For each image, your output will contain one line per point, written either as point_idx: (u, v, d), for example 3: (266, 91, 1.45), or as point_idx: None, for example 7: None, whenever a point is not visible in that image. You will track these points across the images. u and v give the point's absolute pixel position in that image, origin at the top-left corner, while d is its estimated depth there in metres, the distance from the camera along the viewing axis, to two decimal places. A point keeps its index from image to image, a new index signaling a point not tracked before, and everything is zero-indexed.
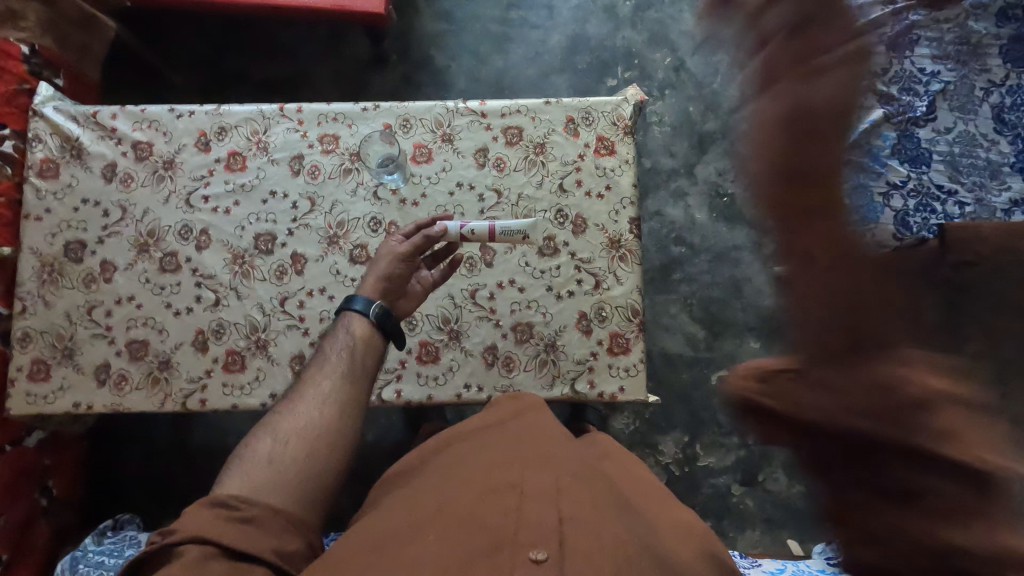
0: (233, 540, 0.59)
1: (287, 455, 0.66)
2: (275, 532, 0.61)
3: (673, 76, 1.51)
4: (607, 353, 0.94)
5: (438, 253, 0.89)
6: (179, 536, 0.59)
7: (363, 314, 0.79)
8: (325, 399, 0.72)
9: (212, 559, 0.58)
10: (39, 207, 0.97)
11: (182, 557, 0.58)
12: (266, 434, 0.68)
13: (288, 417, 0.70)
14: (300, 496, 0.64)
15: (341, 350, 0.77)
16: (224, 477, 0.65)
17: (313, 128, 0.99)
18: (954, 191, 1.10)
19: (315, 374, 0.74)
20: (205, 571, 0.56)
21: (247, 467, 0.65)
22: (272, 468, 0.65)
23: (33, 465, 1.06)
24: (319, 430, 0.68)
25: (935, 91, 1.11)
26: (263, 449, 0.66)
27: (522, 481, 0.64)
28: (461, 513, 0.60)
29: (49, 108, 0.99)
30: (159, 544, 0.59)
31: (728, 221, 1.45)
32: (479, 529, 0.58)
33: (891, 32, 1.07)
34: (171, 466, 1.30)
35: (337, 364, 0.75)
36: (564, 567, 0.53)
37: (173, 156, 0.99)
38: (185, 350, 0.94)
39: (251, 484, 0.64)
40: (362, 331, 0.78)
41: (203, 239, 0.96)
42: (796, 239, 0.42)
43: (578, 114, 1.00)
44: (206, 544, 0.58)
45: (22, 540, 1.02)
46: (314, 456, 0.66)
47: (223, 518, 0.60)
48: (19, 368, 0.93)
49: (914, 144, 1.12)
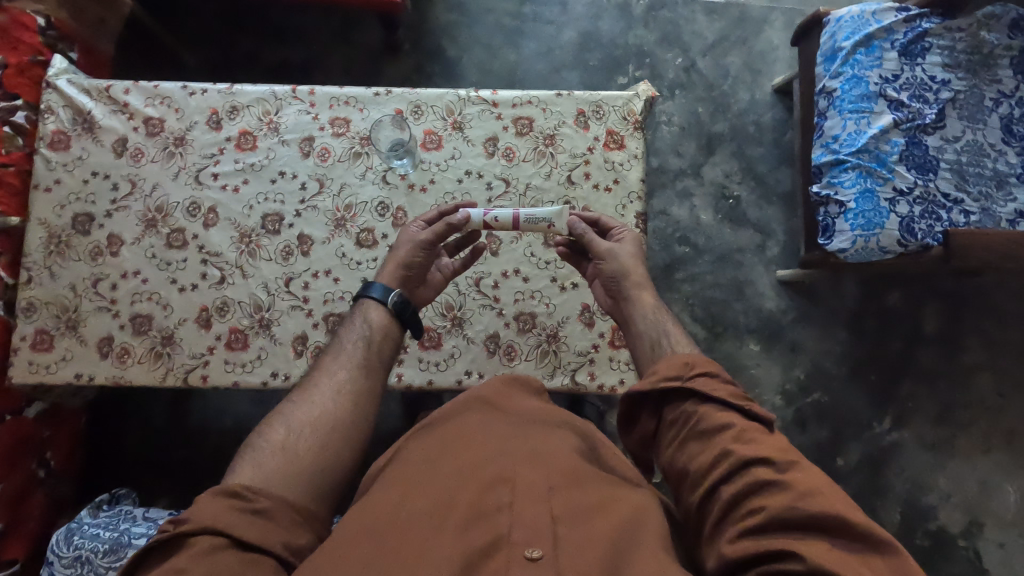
0: (245, 532, 0.55)
1: (301, 445, 0.64)
2: (287, 526, 0.58)
3: (683, 76, 1.51)
4: (609, 346, 0.95)
5: (459, 242, 0.92)
6: (190, 526, 0.54)
7: (381, 303, 0.81)
8: (341, 388, 0.71)
9: (222, 551, 0.53)
10: (49, 178, 0.98)
11: (193, 548, 0.53)
12: (280, 423, 0.66)
13: (303, 407, 0.68)
14: (313, 487, 0.62)
15: (357, 339, 0.78)
16: (235, 468, 0.62)
17: (325, 110, 0.99)
18: (959, 201, 1.04)
19: (331, 363, 0.74)
20: (214, 561, 0.52)
21: (259, 456, 0.63)
22: (286, 458, 0.63)
23: (31, 436, 1.06)
24: (333, 419, 0.67)
25: (944, 99, 1.07)
26: (276, 438, 0.64)
27: (513, 476, 0.62)
28: (458, 510, 0.58)
29: (63, 81, 1.00)
30: (170, 534, 0.54)
31: (733, 223, 1.45)
32: (475, 526, 0.56)
33: (902, 38, 1.08)
34: (168, 444, 1.31)
35: (353, 355, 0.75)
36: (558, 566, 0.52)
37: (184, 132, 0.99)
38: (189, 326, 0.94)
39: (261, 473, 0.61)
40: (380, 320, 0.80)
41: (211, 217, 0.97)
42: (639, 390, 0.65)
43: (589, 108, 1.00)
44: (217, 536, 0.54)
45: (19, 510, 1.03)
46: (329, 446, 0.65)
47: (236, 509, 0.56)
48: (23, 338, 0.94)
49: (921, 150, 1.05)
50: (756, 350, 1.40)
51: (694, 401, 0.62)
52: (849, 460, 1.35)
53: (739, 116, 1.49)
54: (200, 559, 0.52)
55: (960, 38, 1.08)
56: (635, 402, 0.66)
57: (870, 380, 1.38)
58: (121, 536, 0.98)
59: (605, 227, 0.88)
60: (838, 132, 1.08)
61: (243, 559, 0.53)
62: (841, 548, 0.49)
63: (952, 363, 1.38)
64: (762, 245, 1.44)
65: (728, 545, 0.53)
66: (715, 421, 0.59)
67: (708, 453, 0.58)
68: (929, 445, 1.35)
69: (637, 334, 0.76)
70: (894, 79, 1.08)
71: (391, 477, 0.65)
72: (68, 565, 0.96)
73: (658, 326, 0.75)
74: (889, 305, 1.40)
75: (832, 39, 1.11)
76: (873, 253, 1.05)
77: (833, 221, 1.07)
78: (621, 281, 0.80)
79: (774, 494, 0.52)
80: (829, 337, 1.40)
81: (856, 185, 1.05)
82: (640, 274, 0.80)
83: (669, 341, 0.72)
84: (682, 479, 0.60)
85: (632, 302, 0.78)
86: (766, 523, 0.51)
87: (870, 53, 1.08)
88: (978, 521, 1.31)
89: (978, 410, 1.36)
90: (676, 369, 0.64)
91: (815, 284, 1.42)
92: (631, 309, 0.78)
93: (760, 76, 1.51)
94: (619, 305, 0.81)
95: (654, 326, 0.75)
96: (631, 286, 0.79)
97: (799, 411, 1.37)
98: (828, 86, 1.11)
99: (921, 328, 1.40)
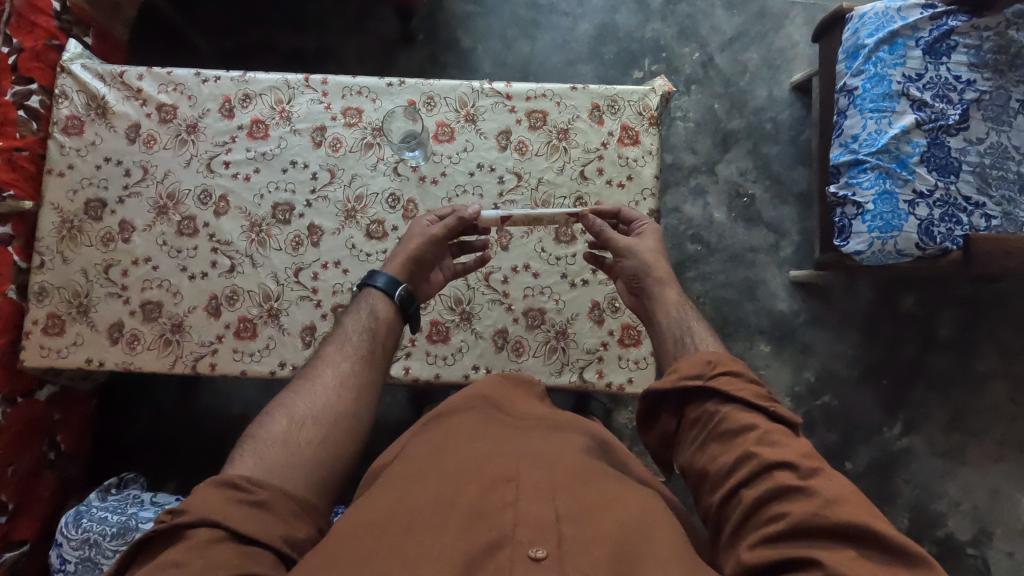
0: (245, 523, 0.54)
1: (303, 438, 0.64)
2: (286, 519, 0.57)
3: (700, 72, 1.49)
4: (618, 344, 0.94)
5: (466, 245, 0.92)
6: (190, 517, 0.54)
7: (386, 295, 0.80)
8: (343, 380, 0.71)
9: (220, 543, 0.53)
10: (62, 163, 0.98)
11: (191, 540, 0.53)
12: (281, 414, 0.66)
13: (306, 399, 0.67)
14: (313, 480, 0.62)
15: (361, 330, 0.77)
16: (236, 460, 0.61)
17: (337, 100, 0.99)
18: (981, 204, 1.02)
19: (335, 353, 0.74)
20: (213, 556, 0.52)
21: (259, 447, 0.62)
22: (287, 450, 0.62)
23: (42, 419, 1.07)
24: (337, 413, 0.67)
25: (968, 99, 1.04)
26: (277, 431, 0.64)
27: (516, 476, 0.61)
28: (459, 509, 0.57)
29: (78, 65, 1.00)
30: (166, 525, 0.54)
31: (747, 222, 1.43)
32: (477, 525, 0.56)
33: (928, 36, 1.05)
34: (175, 430, 1.32)
35: (357, 347, 0.75)
36: (564, 564, 0.51)
37: (197, 120, 0.99)
38: (198, 314, 0.94)
39: (262, 465, 0.60)
40: (385, 313, 0.80)
41: (222, 205, 0.97)
42: (658, 386, 0.65)
43: (604, 102, 0.99)
44: (216, 528, 0.54)
45: (27, 490, 1.04)
46: (331, 439, 0.65)
47: (236, 501, 0.56)
48: (34, 322, 0.94)
49: (943, 152, 1.03)
50: (767, 350, 1.39)
51: (715, 397, 0.61)
52: (858, 465, 1.33)
53: (757, 113, 1.47)
54: (197, 553, 0.52)
55: (988, 37, 1.05)
56: (653, 401, 0.66)
57: (882, 385, 1.36)
58: (130, 519, 0.99)
59: (627, 217, 0.87)
60: (858, 131, 1.06)
61: (241, 552, 0.53)
62: (867, 557, 0.48)
63: (967, 369, 1.36)
64: (775, 246, 1.42)
65: (747, 551, 0.52)
66: (737, 420, 0.59)
67: (730, 455, 0.57)
68: (940, 452, 1.33)
69: (659, 331, 0.74)
70: (917, 78, 1.05)
71: (392, 476, 0.64)
72: (76, 548, 0.97)
73: (681, 323, 0.73)
74: (904, 309, 1.38)
75: (856, 36, 1.09)
76: (890, 255, 1.03)
77: (850, 222, 1.06)
78: (643, 280, 0.79)
79: (798, 500, 0.52)
80: (842, 339, 1.39)
81: (875, 186, 1.03)
82: (663, 270, 0.79)
83: (692, 338, 0.71)
84: (702, 479, 0.59)
85: (656, 300, 0.77)
86: (790, 530, 0.50)
87: (893, 51, 1.06)
88: (987, 530, 1.29)
89: (991, 418, 1.34)
90: (698, 367, 0.63)
91: (830, 285, 1.40)
92: (654, 306, 0.77)
93: (778, 72, 1.48)
94: (640, 303, 0.80)
95: (675, 324, 0.74)
96: (649, 286, 0.78)
97: (808, 413, 1.36)
98: (849, 84, 1.09)
99: (936, 334, 1.37)
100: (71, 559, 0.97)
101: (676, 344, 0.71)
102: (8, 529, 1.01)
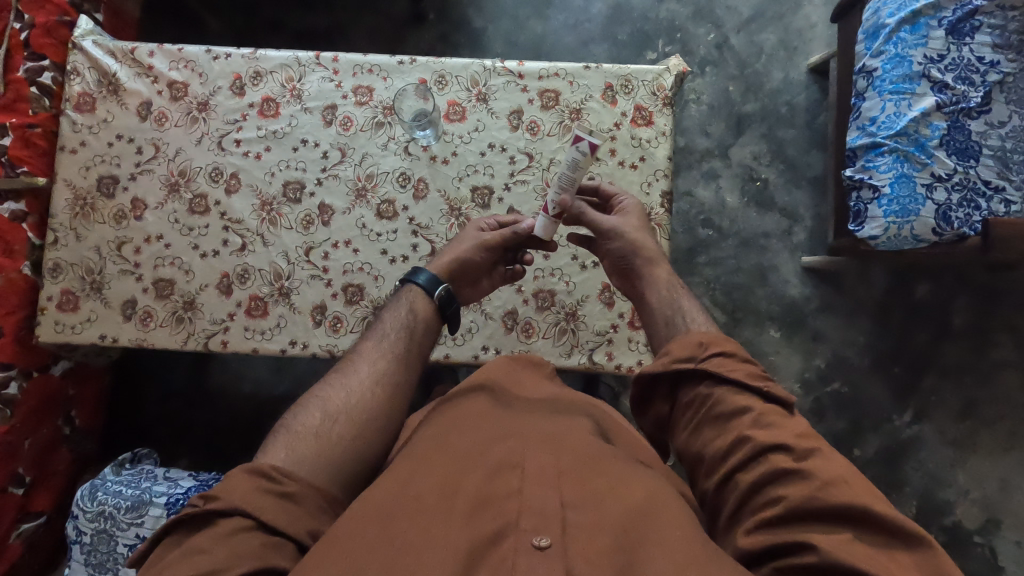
0: (272, 514, 0.55)
1: (335, 433, 0.63)
2: (313, 513, 0.58)
3: (715, 53, 1.46)
4: (628, 326, 0.93)
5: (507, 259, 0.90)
6: (222, 505, 0.54)
7: (427, 292, 0.80)
8: (378, 379, 0.70)
9: (248, 532, 0.53)
10: (75, 140, 0.98)
11: (217, 528, 0.53)
12: (317, 408, 0.65)
13: (340, 393, 0.67)
14: (341, 477, 0.62)
15: (400, 330, 0.76)
16: (268, 448, 0.61)
17: (348, 78, 0.98)
18: (1001, 189, 1.00)
19: (372, 349, 0.74)
20: (238, 545, 0.52)
21: (293, 440, 0.62)
22: (318, 445, 0.62)
23: (56, 394, 1.08)
24: (365, 413, 0.66)
25: (992, 82, 1.01)
26: (310, 425, 0.63)
27: (521, 462, 0.62)
28: (465, 497, 0.57)
29: (89, 42, 1.00)
30: (197, 510, 0.55)
31: (759, 206, 1.42)
32: (482, 513, 0.56)
33: (952, 16, 1.02)
34: (188, 409, 1.33)
35: (393, 346, 0.74)
36: (566, 554, 0.51)
37: (208, 98, 0.99)
38: (209, 292, 0.95)
39: (294, 457, 0.60)
40: (425, 311, 0.79)
41: (233, 183, 0.97)
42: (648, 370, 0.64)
43: (617, 82, 0.97)
44: (244, 518, 0.54)
45: (44, 464, 1.06)
46: (360, 438, 0.64)
47: (264, 490, 0.56)
48: (49, 298, 0.95)
49: (964, 136, 1.01)
50: (777, 337, 1.38)
51: (700, 376, 0.62)
52: (866, 452, 1.33)
53: (772, 95, 1.44)
54: (222, 541, 0.52)
55: (1014, 16, 1.01)
56: (647, 383, 0.65)
57: (893, 373, 1.35)
58: (143, 493, 1.01)
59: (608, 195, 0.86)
60: (876, 114, 1.04)
61: (265, 542, 0.53)
62: (864, 539, 0.48)
63: (980, 358, 1.34)
64: (788, 231, 1.41)
65: (745, 536, 0.52)
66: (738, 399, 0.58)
67: (726, 438, 0.57)
68: (951, 441, 1.32)
69: (653, 308, 0.74)
70: (939, 59, 1.02)
71: (400, 462, 0.65)
72: (91, 520, 0.99)
73: (681, 296, 0.73)
74: (917, 298, 1.36)
75: (876, 16, 1.06)
76: (907, 241, 1.02)
77: (866, 207, 1.04)
78: (632, 260, 0.78)
79: (797, 483, 0.51)
80: (853, 327, 1.37)
81: (893, 170, 1.01)
82: (652, 250, 0.78)
83: (685, 318, 0.71)
84: (698, 463, 0.59)
85: (657, 269, 0.76)
86: (787, 514, 0.50)
87: (915, 31, 1.03)
88: (996, 519, 1.28)
89: (1004, 408, 1.32)
90: (690, 350, 0.63)
91: (842, 272, 1.38)
92: (650, 281, 0.76)
93: (795, 54, 1.45)
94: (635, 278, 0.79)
95: (669, 303, 0.73)
96: (647, 262, 0.77)
97: (817, 400, 1.35)
98: (869, 66, 1.07)
99: (950, 323, 1.36)
100: (87, 531, 0.99)
101: (668, 327, 0.71)
102: (26, 500, 1.03)
